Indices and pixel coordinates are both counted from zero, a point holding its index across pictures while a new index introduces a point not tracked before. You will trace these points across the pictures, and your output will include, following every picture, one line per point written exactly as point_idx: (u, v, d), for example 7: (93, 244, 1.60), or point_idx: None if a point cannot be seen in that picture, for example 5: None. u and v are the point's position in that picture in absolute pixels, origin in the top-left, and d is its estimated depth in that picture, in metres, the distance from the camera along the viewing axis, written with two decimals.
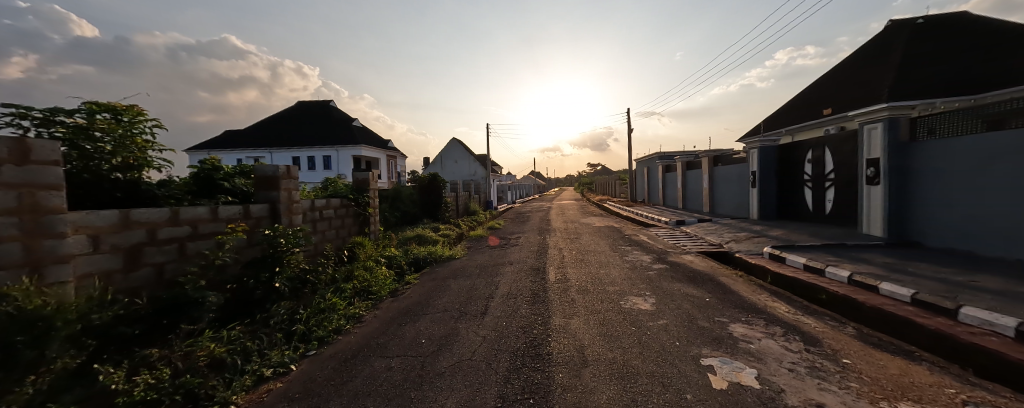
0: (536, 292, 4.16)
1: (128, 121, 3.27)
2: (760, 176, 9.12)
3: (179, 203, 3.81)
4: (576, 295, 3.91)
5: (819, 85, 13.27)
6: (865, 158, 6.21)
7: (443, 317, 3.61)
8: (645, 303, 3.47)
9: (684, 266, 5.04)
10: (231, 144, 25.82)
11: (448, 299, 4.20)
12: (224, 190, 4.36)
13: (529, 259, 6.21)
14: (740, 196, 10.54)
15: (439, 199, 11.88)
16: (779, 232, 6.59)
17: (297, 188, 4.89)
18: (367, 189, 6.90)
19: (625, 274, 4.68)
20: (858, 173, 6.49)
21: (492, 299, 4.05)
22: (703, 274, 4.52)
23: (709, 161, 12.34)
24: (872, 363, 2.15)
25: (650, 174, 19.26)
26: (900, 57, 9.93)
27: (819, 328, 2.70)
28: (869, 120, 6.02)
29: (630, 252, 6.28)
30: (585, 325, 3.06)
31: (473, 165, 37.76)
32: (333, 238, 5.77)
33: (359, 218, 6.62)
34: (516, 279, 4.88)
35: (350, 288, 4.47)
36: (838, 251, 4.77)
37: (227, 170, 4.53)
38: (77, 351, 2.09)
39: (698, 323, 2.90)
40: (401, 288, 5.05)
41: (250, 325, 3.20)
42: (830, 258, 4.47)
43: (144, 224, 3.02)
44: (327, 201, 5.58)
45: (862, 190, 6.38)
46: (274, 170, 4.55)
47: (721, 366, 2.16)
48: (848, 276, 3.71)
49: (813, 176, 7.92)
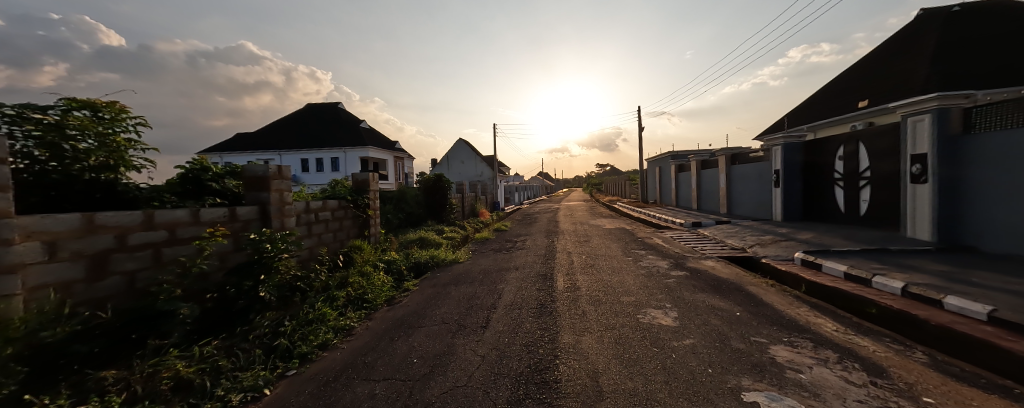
0: (542, 302, 3.78)
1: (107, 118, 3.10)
2: (784, 175, 8.56)
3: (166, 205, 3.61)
4: (587, 306, 3.52)
5: (844, 80, 12.55)
6: (908, 154, 5.64)
7: (438, 331, 3.26)
8: (666, 318, 3.06)
9: (706, 273, 4.58)
10: (240, 147, 25.97)
11: (446, 310, 3.86)
12: (212, 193, 4.13)
13: (535, 264, 5.83)
14: (759, 196, 9.99)
15: (444, 201, 11.59)
16: (808, 234, 6.05)
17: (289, 190, 4.59)
18: (367, 191, 6.63)
19: (640, 282, 4.25)
20: (901, 170, 5.88)
21: (493, 310, 3.68)
22: (728, 283, 4.06)
23: (725, 160, 11.74)
24: (963, 403, 1.72)
25: (662, 175, 18.65)
26: (938, 46, 9.21)
27: (881, 353, 2.26)
28: (913, 112, 5.42)
29: (644, 257, 5.83)
30: (597, 344, 2.68)
31: (478, 166, 37.56)
32: (330, 242, 5.48)
33: (358, 220, 6.33)
34: (521, 286, 4.51)
35: (343, 296, 4.14)
36: (882, 257, 4.26)
37: (217, 170, 4.29)
38: (7, 379, 1.78)
39: (731, 344, 2.48)
40: (399, 295, 4.72)
41: (227, 339, 2.89)
42: (875, 265, 3.97)
43: (113, 229, 2.72)
44: (322, 203, 5.30)
45: (903, 189, 5.82)
46: (264, 169, 4.26)
47: (770, 405, 1.76)
48: (902, 287, 3.24)
49: (844, 174, 7.33)
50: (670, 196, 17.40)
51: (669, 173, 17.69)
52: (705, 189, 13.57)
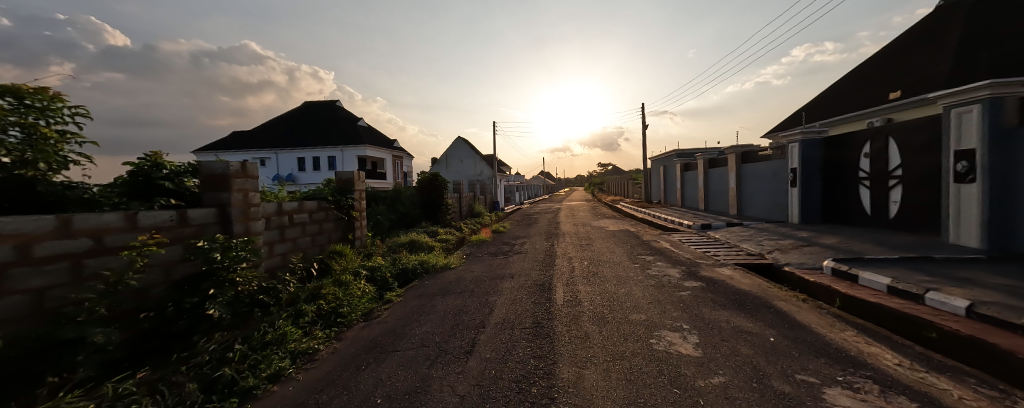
0: (538, 320, 3.27)
1: (35, 107, 2.65)
2: (802, 174, 8.03)
3: (113, 205, 3.16)
4: (591, 326, 3.01)
5: (860, 75, 12.00)
6: (952, 150, 5.09)
7: (414, 358, 2.75)
8: (685, 344, 2.55)
9: (723, 284, 4.06)
10: (237, 146, 25.61)
11: (428, 328, 3.35)
12: (164, 193, 3.65)
13: (533, 271, 5.33)
14: (773, 197, 9.43)
15: (440, 201, 11.10)
16: (833, 238, 5.51)
17: (255, 190, 4.09)
18: (351, 191, 6.15)
19: (650, 295, 3.75)
20: (943, 168, 5.32)
21: (481, 329, 3.19)
22: (753, 297, 3.54)
23: (735, 158, 11.19)
24: None
25: (666, 174, 18.11)
26: (964, 36, 8.66)
27: (971, 402, 1.76)
28: (959, 102, 4.87)
29: (652, 264, 5.31)
30: (603, 380, 2.16)
31: (478, 165, 37.03)
32: (306, 247, 4.99)
33: (341, 223, 5.85)
34: (515, 299, 4.01)
35: (312, 311, 3.64)
36: (927, 267, 3.74)
37: (174, 168, 3.82)
38: None
39: (774, 384, 1.97)
40: (379, 308, 4.23)
41: (158, 370, 2.38)
42: (923, 277, 3.44)
43: (13, 238, 2.14)
44: (298, 205, 4.82)
45: (945, 190, 5.26)
46: (224, 167, 3.74)
47: None
48: (967, 307, 2.71)
49: (871, 173, 6.81)
50: (675, 197, 16.84)
51: (674, 172, 17.14)
52: (713, 189, 13.03)
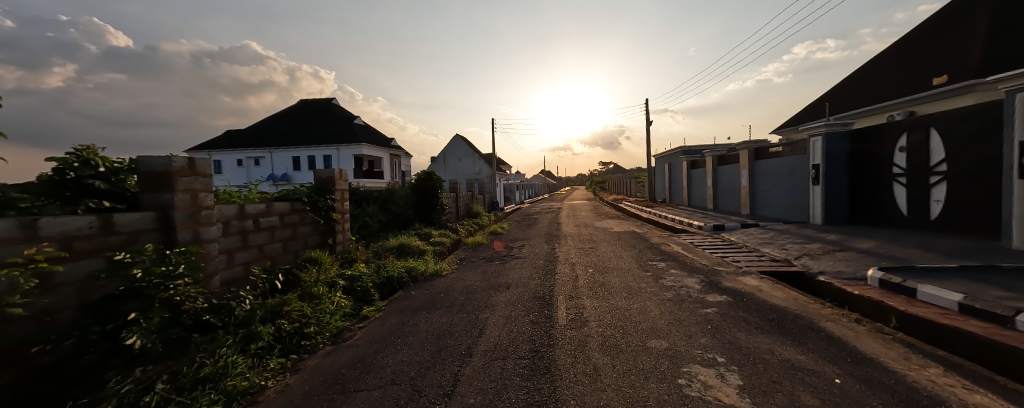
0: (536, 347, 2.69)
1: None
2: (825, 171, 7.47)
3: (24, 209, 2.45)
4: (600, 358, 2.43)
5: (878, 66, 11.44)
6: (1015, 141, 4.51)
7: (378, 401, 2.17)
8: (727, 387, 1.98)
9: (754, 299, 3.48)
10: (231, 145, 25.09)
11: (404, 356, 2.78)
12: (96, 194, 3.04)
13: (531, 280, 4.77)
14: (790, 195, 8.82)
15: (435, 201, 10.52)
16: (868, 242, 4.92)
17: (206, 190, 3.51)
18: (332, 190, 5.59)
19: (669, 313, 3.17)
20: (1003, 162, 4.72)
21: (467, 359, 2.62)
22: (793, 317, 2.96)
23: (748, 154, 10.58)
24: None
25: (672, 172, 17.52)
26: (996, 21, 8.08)
27: None
28: None
29: (665, 272, 4.72)
30: None
31: (478, 164, 36.35)
32: (274, 254, 4.41)
33: (318, 226, 5.29)
34: (510, 316, 3.45)
35: (267, 335, 3.07)
36: (999, 279, 3.15)
37: (110, 165, 3.23)
38: None
39: None
40: (352, 327, 3.66)
41: None
42: (1002, 293, 2.86)
43: None
44: (263, 207, 4.26)
45: (1006, 187, 4.68)
46: (166, 163, 3.16)
47: None
48: None
49: (908, 169, 6.26)
50: (681, 196, 16.24)
51: (680, 169, 16.52)
52: (723, 187, 12.41)
